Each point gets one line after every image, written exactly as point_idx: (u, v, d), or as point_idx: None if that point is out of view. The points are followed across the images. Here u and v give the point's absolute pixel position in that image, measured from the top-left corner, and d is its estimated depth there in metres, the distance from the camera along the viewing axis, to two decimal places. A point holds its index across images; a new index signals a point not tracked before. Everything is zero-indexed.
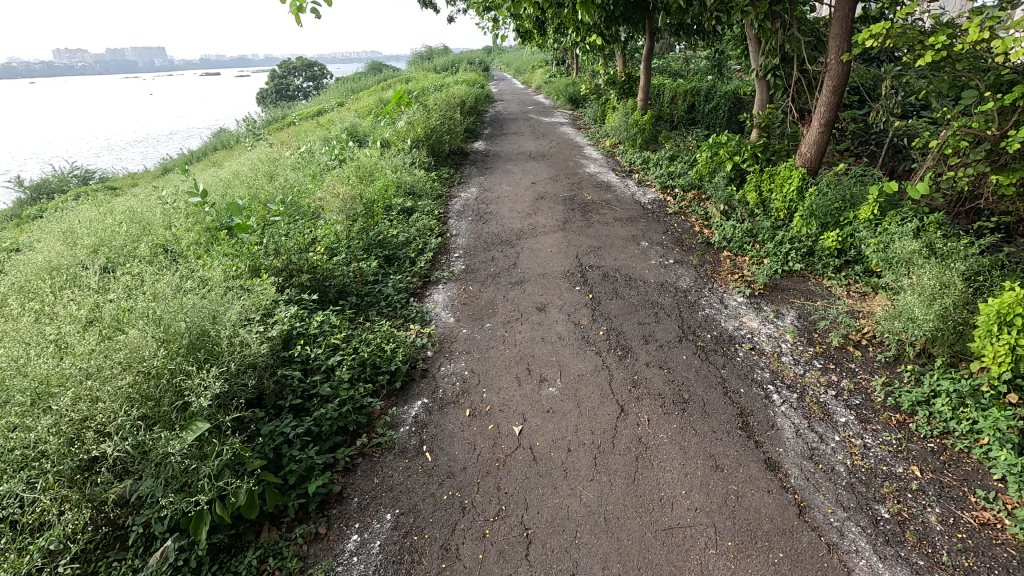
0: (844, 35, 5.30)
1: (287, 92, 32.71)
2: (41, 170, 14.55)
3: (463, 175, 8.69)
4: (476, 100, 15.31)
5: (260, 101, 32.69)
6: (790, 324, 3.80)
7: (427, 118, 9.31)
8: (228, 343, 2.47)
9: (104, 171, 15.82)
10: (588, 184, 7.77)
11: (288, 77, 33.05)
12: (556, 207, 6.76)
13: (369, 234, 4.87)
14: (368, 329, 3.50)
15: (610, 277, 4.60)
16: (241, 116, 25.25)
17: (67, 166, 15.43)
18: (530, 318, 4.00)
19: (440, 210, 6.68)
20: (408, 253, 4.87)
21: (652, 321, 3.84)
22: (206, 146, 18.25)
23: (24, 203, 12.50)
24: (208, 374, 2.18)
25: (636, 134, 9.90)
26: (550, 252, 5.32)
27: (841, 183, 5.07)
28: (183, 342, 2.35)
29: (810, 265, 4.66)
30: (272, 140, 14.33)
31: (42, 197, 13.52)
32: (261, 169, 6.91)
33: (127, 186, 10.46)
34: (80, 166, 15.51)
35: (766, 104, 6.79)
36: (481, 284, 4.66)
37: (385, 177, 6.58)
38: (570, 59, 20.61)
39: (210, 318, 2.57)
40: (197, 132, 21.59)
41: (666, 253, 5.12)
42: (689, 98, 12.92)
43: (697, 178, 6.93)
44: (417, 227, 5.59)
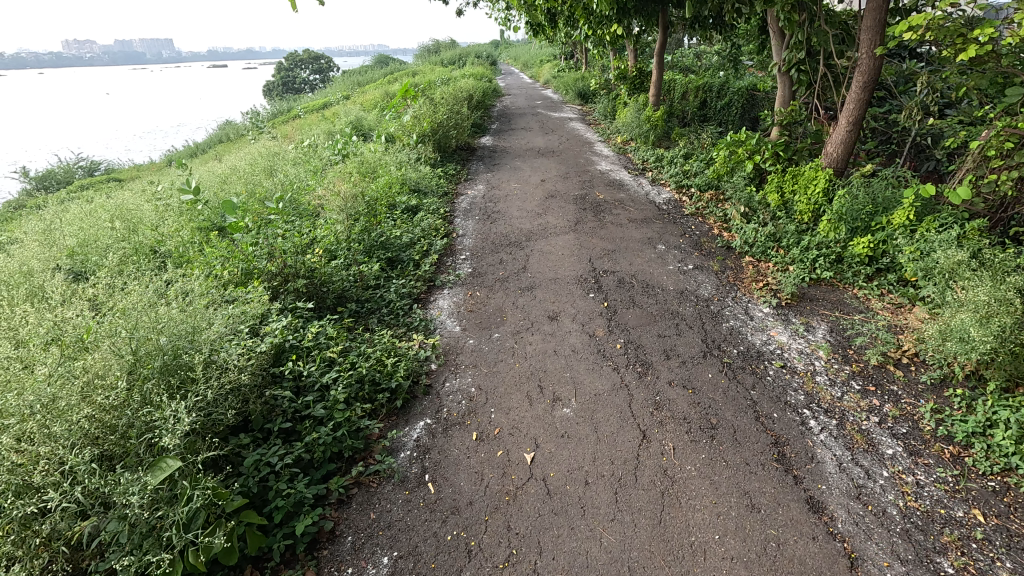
0: (878, 28, 4.99)
1: (294, 85, 32.55)
2: (47, 161, 14.46)
3: (470, 172, 8.43)
4: (483, 95, 15.03)
5: (267, 93, 32.55)
6: (822, 338, 3.52)
7: (434, 112, 9.05)
8: (207, 365, 2.22)
9: (110, 163, 15.72)
10: (599, 183, 7.50)
11: (295, 70, 32.93)
12: (567, 206, 6.49)
13: (371, 234, 4.62)
14: (368, 340, 3.25)
15: (626, 284, 4.33)
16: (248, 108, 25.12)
17: (72, 158, 15.32)
18: (541, 328, 3.74)
19: (446, 208, 6.44)
20: (412, 255, 4.62)
21: (673, 334, 3.57)
22: (212, 138, 18.10)
23: (30, 194, 12.43)
24: (181, 404, 1.92)
25: (649, 130, 9.62)
26: (561, 254, 5.06)
27: (873, 185, 4.77)
28: (155, 365, 2.11)
29: (839, 273, 4.38)
30: (277, 133, 14.15)
31: (46, 188, 13.42)
32: (261, 163, 6.67)
33: (130, 178, 10.30)
34: (86, 158, 15.42)
35: (789, 100, 6.47)
36: (489, 289, 4.40)
37: (389, 174, 6.34)
38: (578, 54, 20.33)
39: (188, 335, 2.32)
40: (203, 124, 21.44)
41: (684, 257, 4.84)
42: (700, 94, 12.64)
43: (714, 177, 6.64)
44: (423, 226, 5.34)
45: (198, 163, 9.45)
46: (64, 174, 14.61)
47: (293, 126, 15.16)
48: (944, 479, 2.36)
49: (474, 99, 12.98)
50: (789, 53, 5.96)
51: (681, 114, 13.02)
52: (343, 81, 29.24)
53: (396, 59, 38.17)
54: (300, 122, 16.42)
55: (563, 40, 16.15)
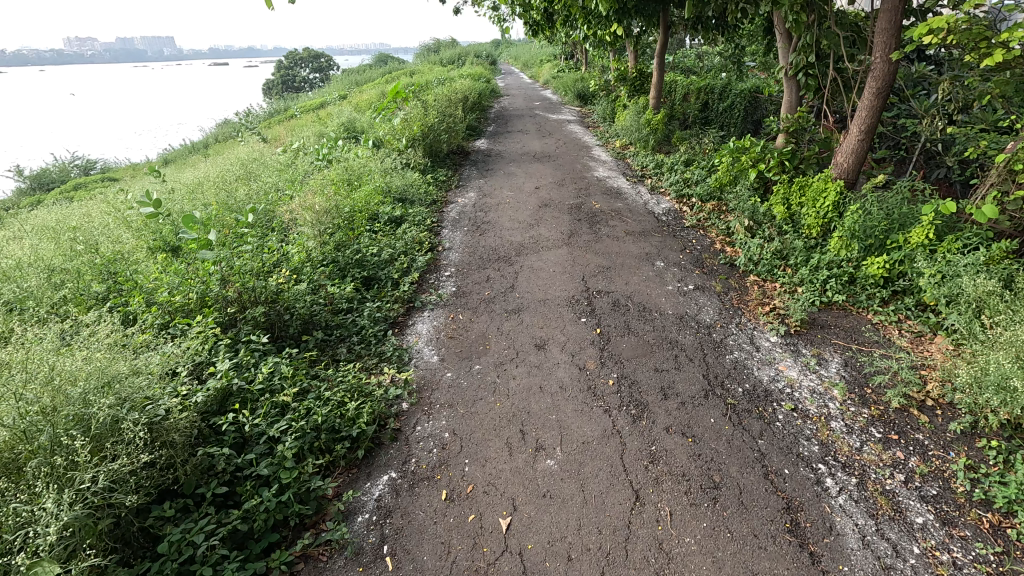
0: (893, 31, 4.65)
1: (293, 83, 32.26)
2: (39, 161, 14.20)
3: (462, 178, 8.10)
4: (480, 96, 14.73)
5: (265, 92, 32.26)
6: (836, 374, 3.18)
7: (425, 115, 8.72)
8: (113, 431, 1.90)
9: (104, 163, 15.45)
10: (596, 191, 7.17)
11: (294, 69, 32.66)
12: (561, 217, 6.16)
13: (346, 251, 4.29)
14: (331, 377, 2.92)
15: (621, 307, 4.00)
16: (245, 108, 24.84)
17: (63, 158, 15.04)
18: (527, 359, 3.41)
19: (434, 218, 6.12)
20: (391, 273, 4.29)
21: (671, 368, 3.24)
22: (207, 138, 17.82)
23: (19, 196, 12.15)
24: (64, 495, 1.61)
25: (649, 134, 9.29)
26: (552, 271, 4.73)
27: (887, 200, 4.44)
28: (44, 437, 1.78)
29: (851, 296, 4.05)
30: (270, 134, 13.86)
31: (40, 188, 13.18)
32: (239, 170, 6.34)
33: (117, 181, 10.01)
34: (79, 158, 15.14)
35: (795, 106, 6.12)
36: (472, 311, 4.08)
37: (374, 182, 6.01)
38: (578, 54, 20.04)
39: (97, 391, 1.99)
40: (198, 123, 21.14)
41: (684, 276, 4.52)
42: (702, 96, 12.33)
43: (716, 187, 6.30)
44: (404, 240, 5.01)
45: (182, 166, 9.11)
46: (55, 174, 14.33)
47: (287, 126, 14.84)
48: (985, 558, 2.03)
49: (470, 101, 12.66)
50: (796, 56, 5.63)
51: (682, 118, 12.71)
52: (341, 81, 28.94)
53: (395, 58, 37.85)
54: (295, 122, 16.12)
55: (561, 40, 15.83)
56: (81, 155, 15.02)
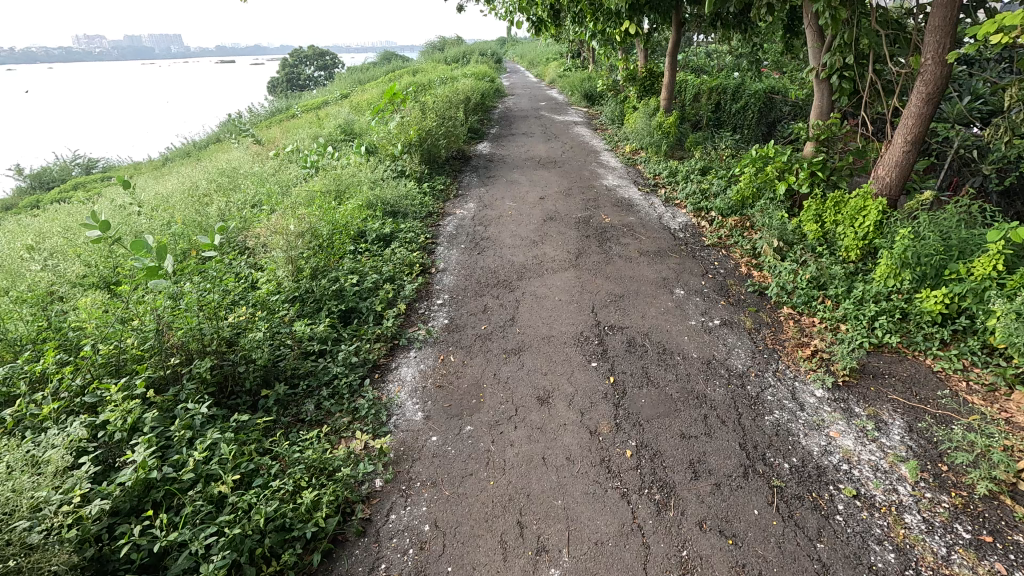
0: (948, 28, 4.08)
1: (297, 81, 31.92)
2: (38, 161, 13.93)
3: (461, 186, 7.58)
4: (484, 96, 14.23)
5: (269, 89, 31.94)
6: (901, 444, 2.63)
7: (423, 118, 8.19)
8: None
9: (106, 162, 15.22)
10: (605, 202, 6.62)
11: (298, 67, 32.28)
12: (567, 232, 5.62)
13: (322, 280, 3.76)
14: (288, 452, 2.41)
15: (637, 348, 3.46)
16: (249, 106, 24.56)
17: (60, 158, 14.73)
18: (527, 418, 2.88)
19: (428, 233, 5.60)
20: (373, 304, 3.77)
21: (701, 434, 2.69)
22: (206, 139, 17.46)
23: (15, 198, 11.85)
24: None
25: (661, 139, 8.75)
26: (558, 300, 4.20)
27: (941, 222, 3.88)
28: None
29: (905, 336, 3.49)
30: (268, 135, 13.44)
31: (41, 187, 12.93)
32: (218, 180, 5.84)
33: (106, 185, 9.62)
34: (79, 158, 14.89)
35: (827, 112, 5.55)
36: (466, 350, 3.55)
37: (361, 195, 5.49)
38: (585, 52, 19.52)
39: None
40: None
41: (707, 307, 3.98)
42: (714, 96, 11.84)
43: (738, 200, 5.75)
44: (392, 262, 4.48)
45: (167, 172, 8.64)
46: (52, 175, 14.00)
47: (285, 127, 14.39)
48: None
49: (472, 101, 12.13)
50: (830, 57, 5.07)
51: (693, 119, 12.17)
52: (345, 79, 28.50)
53: (400, 57, 37.39)
54: (295, 123, 15.67)
55: (568, 38, 15.28)
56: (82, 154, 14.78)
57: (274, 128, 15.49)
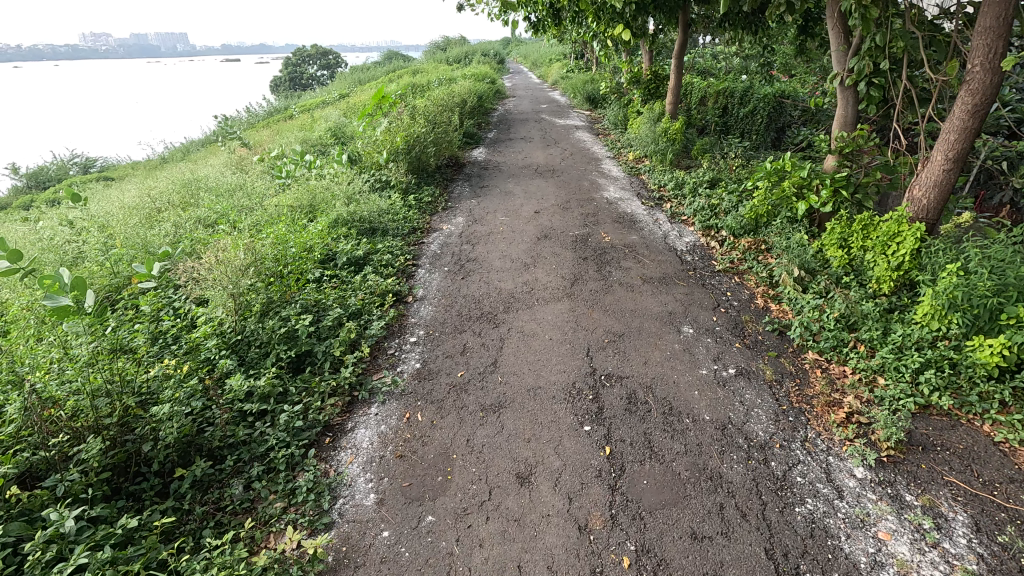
0: (1000, 30, 3.54)
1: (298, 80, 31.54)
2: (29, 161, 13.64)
3: (451, 197, 7.06)
4: (482, 98, 13.74)
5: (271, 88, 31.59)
6: (970, 552, 2.09)
7: (413, 123, 7.67)
8: None
9: (102, 162, 14.96)
10: (605, 217, 6.09)
11: (300, 66, 31.87)
12: (562, 253, 5.09)
13: (272, 318, 3.24)
14: (189, 569, 1.89)
15: (638, 407, 2.93)
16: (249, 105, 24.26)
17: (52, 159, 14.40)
18: (503, 505, 2.35)
19: (409, 253, 5.08)
20: (332, 346, 3.24)
21: (717, 535, 2.16)
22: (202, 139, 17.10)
23: (3, 199, 11.55)
24: None
25: (666, 146, 8.22)
26: (548, 338, 3.67)
27: (994, 255, 3.33)
28: None
29: (957, 393, 2.94)
30: (261, 137, 13.01)
31: (37, 186, 12.72)
32: (180, 194, 5.34)
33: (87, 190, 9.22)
34: (73, 158, 14.62)
35: (852, 122, 5.00)
36: (437, 405, 3.02)
37: (334, 213, 4.97)
38: (588, 53, 19.03)
39: None
40: None
41: (720, 352, 3.44)
42: (721, 100, 11.59)
43: (751, 218, 5.21)
44: (361, 292, 3.97)
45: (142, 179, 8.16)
46: (45, 174, 13.69)
47: (278, 129, 13.94)
48: None
49: (469, 104, 11.62)
50: (859, 62, 4.53)
51: (700, 124, 11.66)
52: (345, 78, 28.09)
53: (403, 56, 36.96)
54: (288, 124, 15.21)
55: (570, 38, 14.76)
56: (79, 153, 14.56)
57: (268, 129, 15.06)
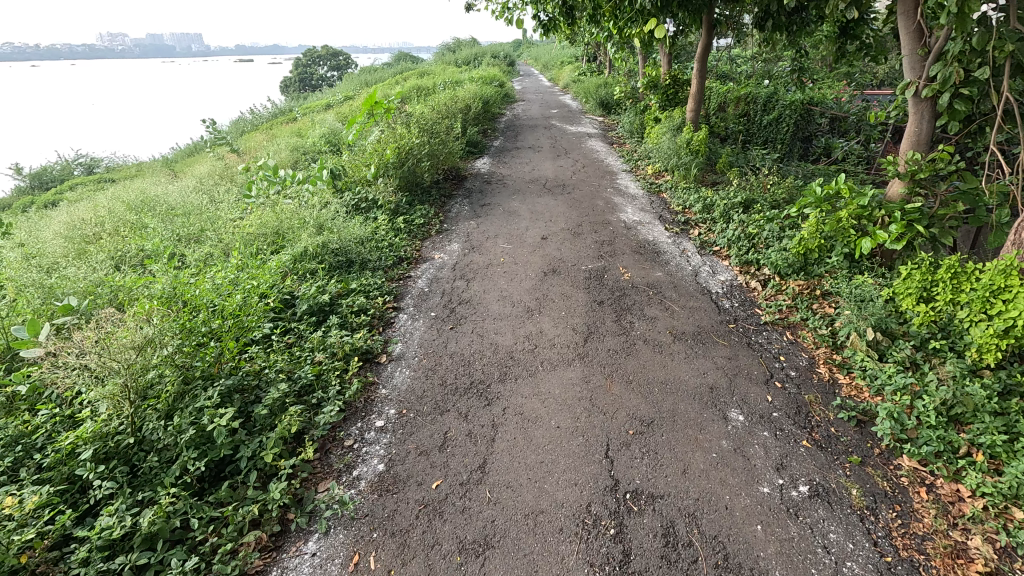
0: None
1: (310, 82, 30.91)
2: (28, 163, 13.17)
3: (448, 217, 6.27)
4: (490, 103, 12.98)
5: (281, 89, 31.12)
6: None
7: (407, 132, 6.89)
8: None
9: (104, 163, 14.49)
10: (622, 246, 5.25)
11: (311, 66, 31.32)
12: (572, 294, 4.26)
13: (184, 410, 2.43)
14: None
15: (680, 554, 2.08)
16: (258, 105, 23.84)
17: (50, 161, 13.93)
18: None
19: (392, 291, 4.28)
20: (265, 446, 2.43)
21: None
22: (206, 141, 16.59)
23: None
24: None
25: (689, 160, 7.40)
26: (554, 424, 2.83)
27: None
28: None
29: None
30: (259, 141, 12.36)
31: (40, 187, 12.31)
32: (127, 219, 4.57)
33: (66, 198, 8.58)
34: (75, 159, 14.18)
35: (927, 140, 4.14)
36: (399, 539, 2.19)
37: (300, 245, 4.16)
38: (602, 55, 18.28)
39: None
40: None
41: (783, 454, 2.59)
42: (742, 105, 11.00)
43: (799, 254, 4.35)
44: (318, 357, 3.16)
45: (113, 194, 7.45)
46: (48, 175, 13.25)
47: (277, 133, 13.26)
48: None
49: (473, 110, 10.81)
50: (945, 69, 3.66)
51: (722, 133, 10.84)
52: (353, 79, 27.47)
53: (412, 57, 36.43)
54: (287, 128, 14.51)
55: (583, 39, 13.98)
56: (83, 153, 14.13)
57: (266, 133, 14.37)
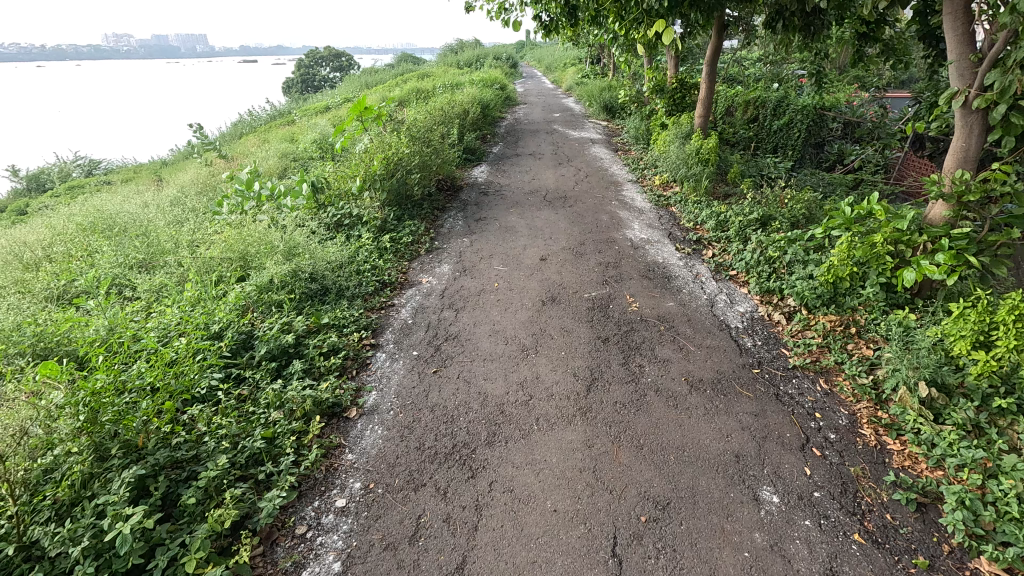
0: None
1: (313, 83, 30.50)
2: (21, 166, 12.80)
3: (440, 233, 5.81)
4: (490, 106, 12.51)
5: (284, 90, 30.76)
6: None
7: (397, 141, 6.43)
8: None
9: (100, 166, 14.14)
10: (628, 269, 4.77)
11: (314, 67, 30.92)
12: (573, 329, 3.78)
13: (84, 507, 1.94)
14: None
15: None
16: (258, 106, 23.48)
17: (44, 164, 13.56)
18: None
19: (371, 324, 3.80)
20: (189, 549, 1.96)
21: None
22: None
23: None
24: None
25: (700, 170, 6.92)
26: (549, 505, 2.35)
27: None
28: None
29: None
30: (253, 146, 11.93)
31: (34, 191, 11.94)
32: (79, 244, 4.12)
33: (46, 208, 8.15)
34: (71, 162, 13.82)
35: (976, 156, 3.64)
36: None
37: (266, 274, 3.69)
38: (606, 57, 17.83)
39: None
40: None
41: (831, 554, 2.10)
42: (751, 110, 10.58)
43: (829, 284, 3.86)
44: (273, 416, 2.68)
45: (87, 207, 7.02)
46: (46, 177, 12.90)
47: (272, 137, 12.83)
48: None
49: (471, 115, 10.34)
50: (1002, 78, 3.17)
51: (732, 140, 10.36)
52: (355, 81, 27.08)
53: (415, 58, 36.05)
54: (283, 132, 14.07)
55: (587, 41, 13.52)
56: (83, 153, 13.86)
57: (261, 137, 13.92)
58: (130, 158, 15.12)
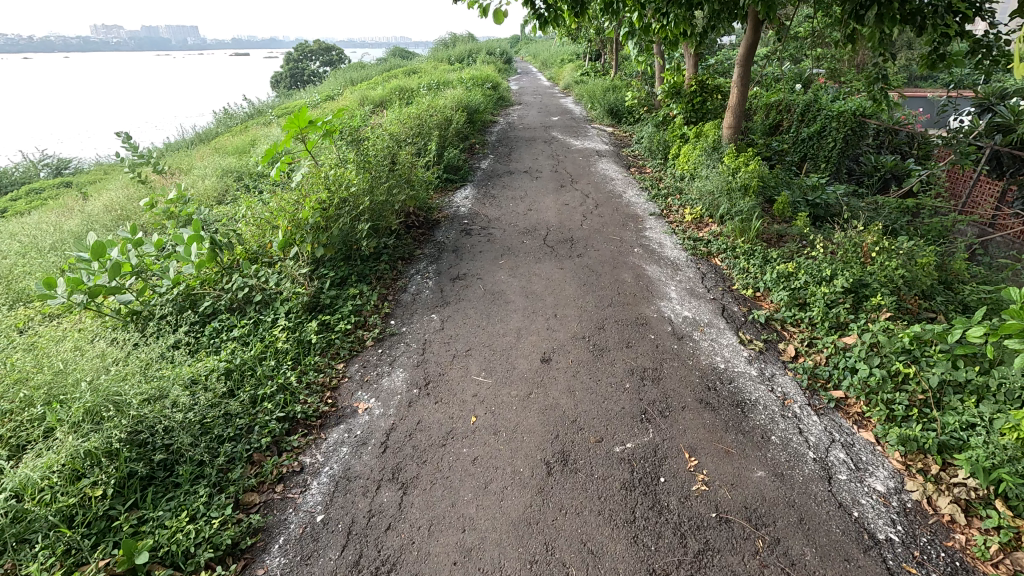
0: None
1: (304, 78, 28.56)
2: None
3: (398, 301, 4.16)
4: (480, 112, 10.87)
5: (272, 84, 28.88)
6: None
7: (344, 169, 4.76)
8: None
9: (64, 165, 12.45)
10: (676, 384, 3.13)
11: (304, 61, 28.97)
12: (604, 547, 2.13)
13: None
14: None
15: None
16: (240, 104, 21.75)
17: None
18: None
19: (245, 538, 2.15)
20: None
21: None
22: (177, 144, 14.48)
23: None
24: None
25: (740, 203, 5.31)
26: None
27: None
28: None
29: None
30: (215, 152, 10.23)
31: None
32: None
33: None
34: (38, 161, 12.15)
35: None
36: None
37: (36, 463, 2.02)
38: (610, 55, 16.31)
39: None
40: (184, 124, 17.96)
41: None
42: (780, 116, 9.01)
43: None
44: None
45: None
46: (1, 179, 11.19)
47: (237, 142, 11.16)
48: None
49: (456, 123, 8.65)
50: None
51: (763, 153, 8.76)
52: (344, 76, 25.31)
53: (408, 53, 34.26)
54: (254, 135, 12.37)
55: (590, 36, 11.90)
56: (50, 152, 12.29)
57: (231, 140, 12.23)
58: (104, 156, 13.48)
